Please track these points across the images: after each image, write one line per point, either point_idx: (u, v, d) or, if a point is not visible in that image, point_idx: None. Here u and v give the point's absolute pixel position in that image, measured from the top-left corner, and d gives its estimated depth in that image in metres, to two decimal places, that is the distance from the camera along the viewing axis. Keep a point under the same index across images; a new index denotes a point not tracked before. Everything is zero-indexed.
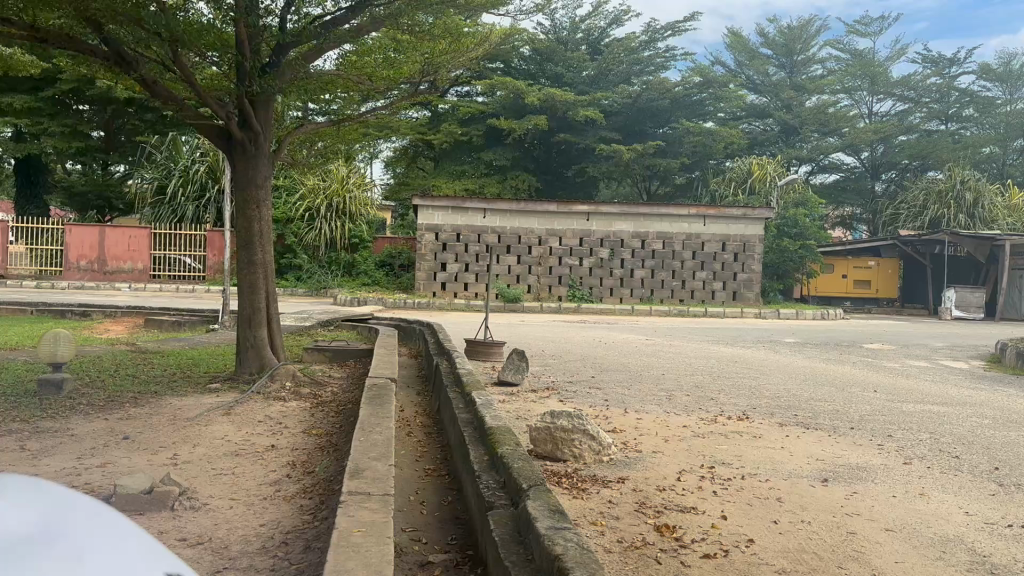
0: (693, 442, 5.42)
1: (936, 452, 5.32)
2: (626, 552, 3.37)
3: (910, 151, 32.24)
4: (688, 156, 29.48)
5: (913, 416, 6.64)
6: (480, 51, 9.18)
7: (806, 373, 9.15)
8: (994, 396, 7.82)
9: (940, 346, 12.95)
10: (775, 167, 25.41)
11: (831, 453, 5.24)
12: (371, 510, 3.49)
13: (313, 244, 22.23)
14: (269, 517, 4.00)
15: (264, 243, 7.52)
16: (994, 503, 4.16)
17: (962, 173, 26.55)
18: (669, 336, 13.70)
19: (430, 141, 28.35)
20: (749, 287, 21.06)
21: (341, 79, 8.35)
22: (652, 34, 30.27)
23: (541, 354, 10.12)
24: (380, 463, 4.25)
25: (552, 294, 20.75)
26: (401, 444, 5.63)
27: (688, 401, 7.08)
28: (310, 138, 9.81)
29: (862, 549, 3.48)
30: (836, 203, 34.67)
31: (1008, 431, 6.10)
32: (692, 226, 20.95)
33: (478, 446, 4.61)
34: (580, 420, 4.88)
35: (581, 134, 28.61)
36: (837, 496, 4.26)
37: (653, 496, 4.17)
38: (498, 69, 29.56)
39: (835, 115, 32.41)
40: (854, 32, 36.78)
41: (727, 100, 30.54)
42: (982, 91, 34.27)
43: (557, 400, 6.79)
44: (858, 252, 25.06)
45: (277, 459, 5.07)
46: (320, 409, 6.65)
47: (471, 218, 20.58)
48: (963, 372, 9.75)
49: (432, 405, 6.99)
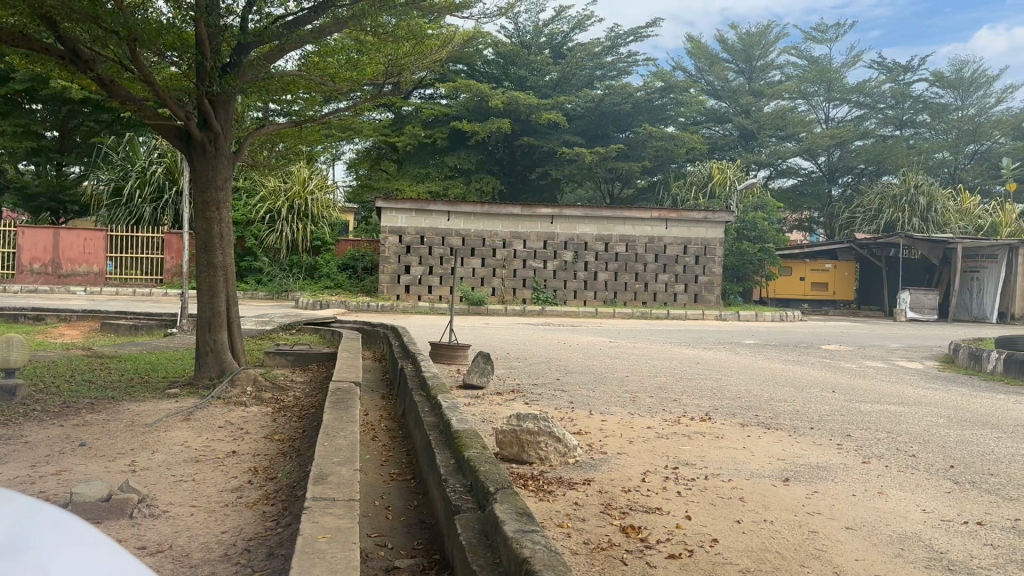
0: (658, 443, 5.46)
1: (893, 451, 5.43)
2: (592, 553, 3.39)
3: (867, 155, 32.88)
4: (650, 161, 29.68)
5: (870, 416, 6.77)
6: (444, 54, 9.13)
7: (767, 375, 9.29)
8: (947, 396, 8.00)
9: (895, 347, 13.23)
10: (734, 172, 25.79)
11: (791, 453, 5.31)
12: (335, 516, 3.46)
13: (274, 247, 22.01)
14: (230, 524, 3.94)
15: (224, 246, 7.43)
16: (949, 500, 4.26)
17: (916, 178, 27.18)
18: (632, 337, 13.80)
19: (393, 143, 28.23)
20: (710, 289, 21.31)
21: (303, 79, 8.27)
22: (615, 40, 30.53)
23: (506, 356, 10.14)
24: (345, 467, 4.21)
25: (517, 297, 20.80)
26: (366, 449, 5.58)
27: (652, 402, 7.14)
28: (271, 140, 9.72)
29: (824, 547, 3.53)
30: (794, 207, 35.22)
31: (963, 430, 6.24)
32: (653, 229, 21.14)
33: (444, 450, 4.60)
34: (547, 421, 4.89)
35: (544, 137, 28.62)
36: (798, 495, 4.32)
37: (618, 496, 4.20)
38: (461, 71, 29.50)
39: (793, 121, 32.93)
40: (811, 39, 37.38)
41: (686, 104, 30.97)
42: (935, 97, 35.09)
43: (522, 402, 6.81)
44: (815, 255, 25.52)
45: (238, 465, 5.00)
46: (281, 414, 6.57)
47: (435, 220, 20.51)
48: (917, 372, 9.98)
49: (396, 409, 6.95)
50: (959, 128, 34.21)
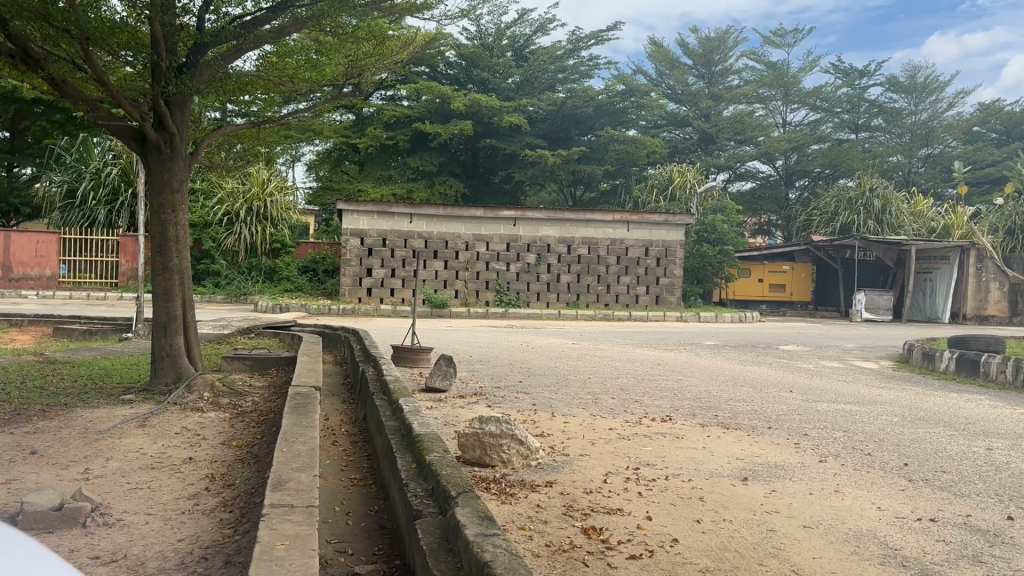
0: (619, 444, 5.48)
1: (850, 450, 5.52)
2: (553, 555, 3.39)
3: (824, 159, 33.44)
4: (612, 164, 29.87)
5: (826, 415, 6.89)
6: (406, 55, 9.08)
7: (726, 375, 9.39)
8: (902, 395, 8.17)
9: (852, 347, 13.47)
10: (694, 174, 26.08)
11: (749, 452, 5.37)
12: (294, 523, 3.41)
13: (232, 250, 21.72)
14: (187, 532, 3.87)
15: (180, 249, 7.29)
16: (903, 498, 4.34)
17: (871, 181, 27.74)
18: (594, 339, 13.88)
19: (355, 145, 28.07)
20: (672, 291, 21.51)
21: (262, 80, 8.16)
22: (576, 43, 30.73)
23: (468, 359, 10.13)
24: (304, 473, 4.16)
25: (480, 299, 20.78)
26: (325, 454, 5.52)
27: (614, 403, 7.18)
28: (230, 140, 9.58)
29: (782, 545, 3.58)
30: (752, 210, 35.68)
31: (917, 428, 6.37)
32: (615, 231, 21.26)
33: (405, 454, 4.57)
34: (509, 425, 4.87)
35: (507, 139, 28.62)
36: (757, 494, 4.37)
37: (579, 498, 4.21)
38: (423, 73, 29.36)
39: (751, 124, 33.44)
40: (770, 43, 37.93)
41: (647, 108, 31.22)
42: (889, 102, 35.87)
43: (485, 405, 6.79)
44: (772, 257, 25.92)
45: (195, 472, 4.91)
46: (240, 420, 6.47)
47: (398, 223, 20.37)
48: (872, 372, 10.16)
49: (357, 412, 6.90)
50: (912, 133, 35.02)
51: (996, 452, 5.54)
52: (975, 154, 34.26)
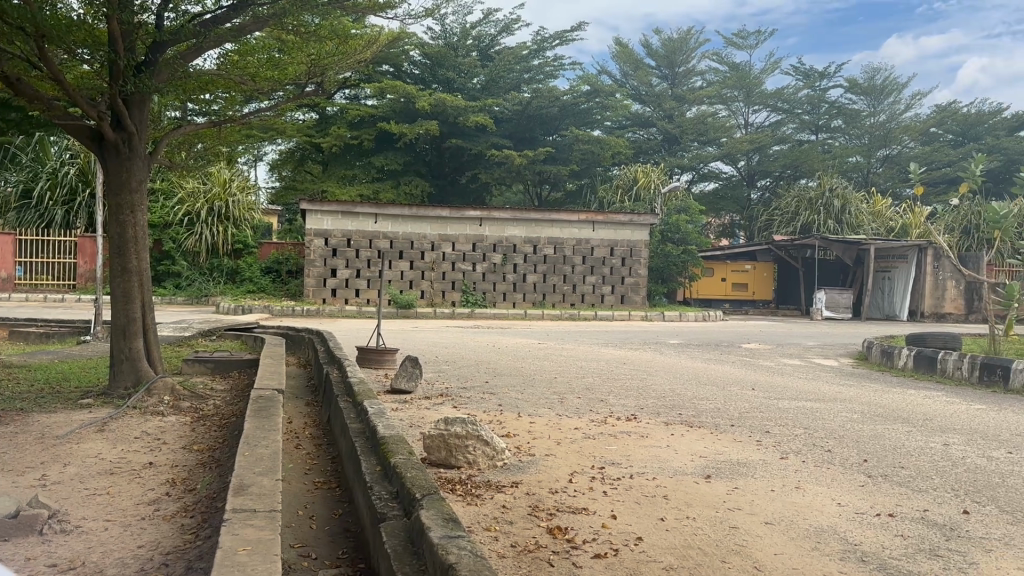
0: (584, 444, 5.50)
1: (810, 447, 5.60)
2: (519, 556, 3.39)
3: (785, 160, 33.89)
4: (577, 164, 30.00)
5: (788, 412, 6.99)
6: (370, 54, 9.00)
7: (690, 374, 9.47)
8: (861, 392, 8.30)
9: (813, 345, 13.66)
10: (658, 175, 26.27)
11: (713, 450, 5.43)
12: (257, 528, 3.37)
13: (193, 251, 21.43)
14: (147, 538, 3.80)
15: (139, 251, 7.17)
16: (862, 494, 4.41)
17: (831, 181, 28.21)
18: (559, 339, 13.91)
19: (317, 145, 27.81)
20: (637, 290, 21.69)
21: (222, 78, 8.03)
22: (541, 43, 30.82)
23: (434, 360, 10.10)
24: (267, 477, 4.11)
25: (446, 299, 20.74)
26: (289, 457, 5.46)
27: (579, 403, 7.20)
28: (189, 139, 9.44)
29: (744, 542, 3.62)
30: (715, 210, 36.04)
31: (876, 424, 6.48)
32: (580, 231, 21.35)
33: (370, 456, 4.54)
34: (475, 425, 4.86)
35: (472, 139, 28.55)
36: (719, 491, 4.42)
37: (545, 498, 4.21)
38: (388, 72, 29.25)
39: (714, 125, 33.77)
40: (732, 45, 38.36)
41: (612, 108, 31.43)
42: (849, 104, 36.55)
43: (451, 406, 6.77)
44: (735, 256, 26.22)
45: (156, 477, 4.84)
46: (201, 423, 6.37)
47: (362, 223, 20.23)
48: (833, 370, 10.33)
49: (322, 415, 6.84)
50: (871, 134, 35.67)
51: (953, 448, 5.65)
52: (931, 155, 34.97)
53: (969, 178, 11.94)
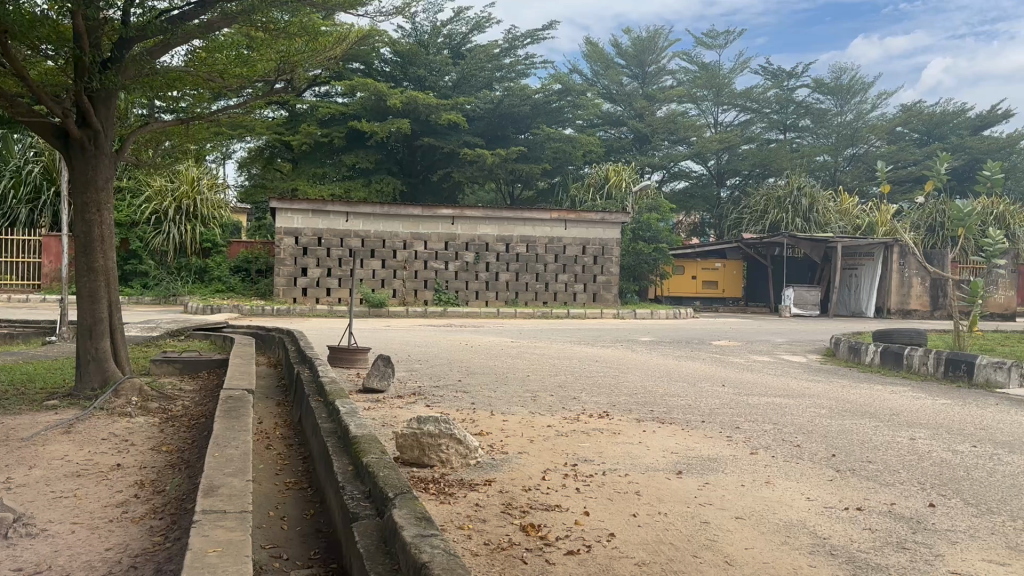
0: (557, 441, 5.52)
1: (780, 442, 5.67)
2: (492, 554, 3.39)
3: (753, 159, 34.23)
4: (548, 162, 30.08)
5: (757, 408, 7.06)
6: (339, 51, 8.94)
7: (662, 371, 9.54)
8: (830, 388, 8.41)
9: (781, 342, 13.82)
10: (630, 174, 26.42)
11: (684, 446, 5.47)
12: (227, 529, 3.34)
13: (161, 249, 21.17)
14: (115, 541, 3.75)
15: (105, 250, 7.07)
16: (832, 488, 4.47)
17: (799, 180, 28.55)
18: (531, 337, 13.93)
19: (288, 142, 27.55)
20: (609, 288, 21.81)
21: (191, 75, 7.92)
22: (513, 42, 30.88)
23: (406, 359, 10.07)
24: (237, 478, 4.07)
25: (418, 298, 20.66)
26: (260, 458, 5.41)
27: (552, 401, 7.23)
28: (157, 137, 9.31)
29: (715, 537, 3.65)
30: (685, 209, 36.27)
31: (843, 419, 6.57)
32: (552, 229, 21.42)
33: (342, 456, 4.51)
34: (448, 424, 4.86)
35: (444, 138, 28.49)
36: (690, 487, 4.46)
37: (518, 495, 4.22)
38: (358, 70, 29.05)
39: (684, 125, 34.00)
40: (702, 44, 38.67)
41: (584, 108, 31.59)
42: (816, 103, 37.07)
43: (424, 405, 6.75)
44: (705, 255, 26.43)
45: (124, 478, 4.77)
46: (170, 424, 6.29)
47: (333, 221, 20.10)
48: (801, 366, 10.46)
49: (293, 415, 6.78)
50: (838, 133, 36.16)
51: (918, 442, 5.75)
52: (897, 154, 35.50)
53: (933, 176, 12.11)
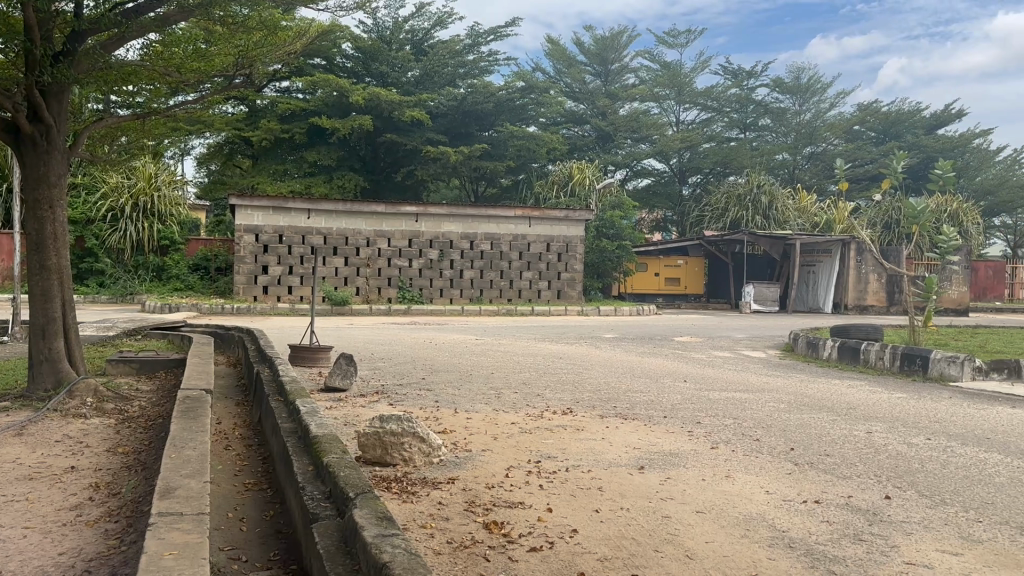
0: (520, 438, 5.52)
1: (740, 437, 5.73)
2: (455, 553, 3.38)
3: (714, 157, 34.60)
4: (512, 160, 30.19)
5: (719, 403, 7.15)
6: (299, 46, 8.85)
7: (624, 367, 9.59)
8: (789, 382, 8.55)
9: (742, 337, 13.98)
10: (593, 171, 26.52)
11: (646, 441, 5.51)
12: (184, 531, 3.28)
13: (117, 247, 20.82)
14: (69, 544, 3.67)
15: (59, 248, 6.91)
16: (790, 482, 4.53)
17: (759, 178, 28.92)
18: (495, 335, 13.91)
19: (247, 138, 27.17)
20: (573, 286, 21.93)
21: (146, 70, 7.76)
22: (476, 38, 30.89)
23: (370, 358, 9.99)
24: (194, 480, 4.00)
25: (382, 296, 20.53)
26: (218, 459, 5.32)
27: (516, 398, 7.23)
28: (112, 132, 9.09)
29: (675, 532, 3.68)
30: (648, 207, 36.50)
31: (802, 414, 6.67)
32: (517, 227, 21.45)
33: (302, 456, 4.46)
34: (410, 423, 4.84)
35: (407, 135, 28.34)
36: (652, 482, 4.48)
37: (481, 494, 4.21)
38: (319, 66, 28.78)
39: (646, 123, 34.20)
40: (663, 43, 38.97)
41: (547, 105, 31.63)
42: (776, 102, 37.64)
43: (387, 404, 6.70)
44: (667, 252, 26.66)
45: (78, 481, 4.66)
46: (126, 425, 6.18)
47: (294, 219, 19.87)
48: (760, 361, 10.61)
49: (252, 415, 6.69)
50: (797, 132, 36.77)
51: (875, 435, 5.86)
52: (854, 153, 36.13)
53: (890, 174, 12.30)
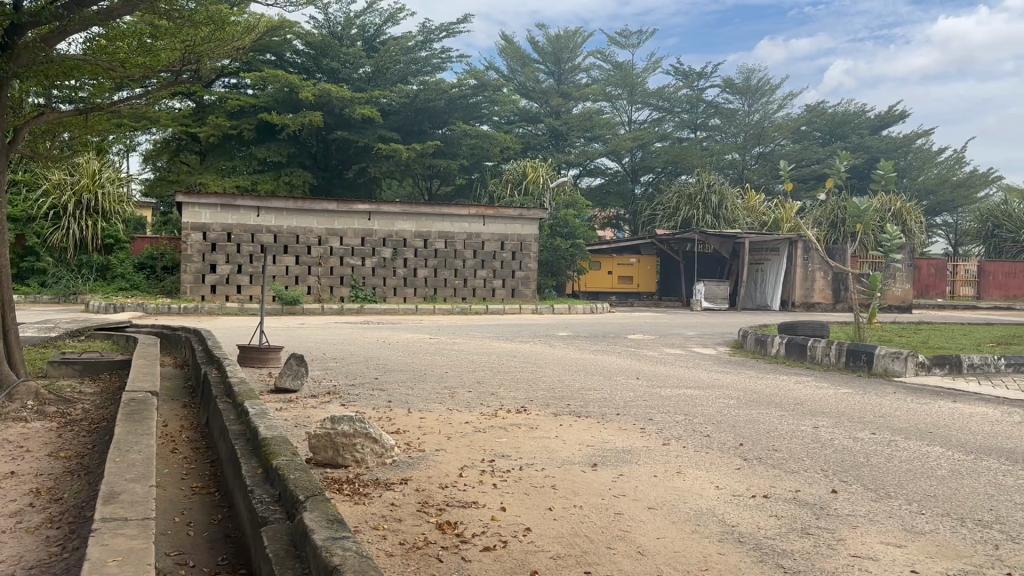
0: (474, 437, 5.51)
1: (690, 433, 5.80)
2: (407, 553, 3.37)
3: (665, 157, 35.02)
4: (465, 158, 30.20)
5: (670, 399, 7.24)
6: (247, 41, 8.68)
7: (578, 365, 9.64)
8: (739, 378, 8.69)
9: (693, 334, 14.18)
10: (547, 170, 26.62)
11: (600, 438, 5.55)
12: (128, 537, 3.21)
13: (59, 246, 20.30)
14: (8, 553, 3.56)
15: None
16: (739, 477, 4.60)
17: (709, 178, 29.34)
18: (450, 333, 13.84)
19: (194, 134, 26.63)
20: (526, 284, 22.01)
21: (89, 64, 7.49)
22: (428, 35, 30.84)
23: (321, 357, 9.88)
24: (139, 483, 3.91)
25: (334, 295, 20.32)
26: (165, 463, 5.22)
27: (469, 397, 7.21)
28: (54, 128, 8.82)
29: (627, 528, 3.71)
30: (601, 205, 36.74)
31: (750, 409, 6.80)
32: (471, 225, 21.43)
33: (251, 459, 4.39)
34: (363, 423, 4.79)
35: (358, 132, 28.15)
36: (605, 479, 4.51)
37: (435, 494, 4.19)
38: (269, 62, 28.30)
39: (599, 122, 34.47)
40: (615, 43, 39.33)
41: (500, 103, 31.68)
42: (725, 103, 38.28)
43: (338, 404, 6.65)
44: (620, 250, 26.88)
45: (17, 487, 4.53)
46: (69, 429, 6.01)
47: (243, 217, 19.54)
48: (712, 358, 10.78)
49: (200, 418, 6.57)
50: (745, 132, 37.45)
51: (821, 430, 5.99)
52: (801, 154, 36.93)
53: (833, 175, 12.55)
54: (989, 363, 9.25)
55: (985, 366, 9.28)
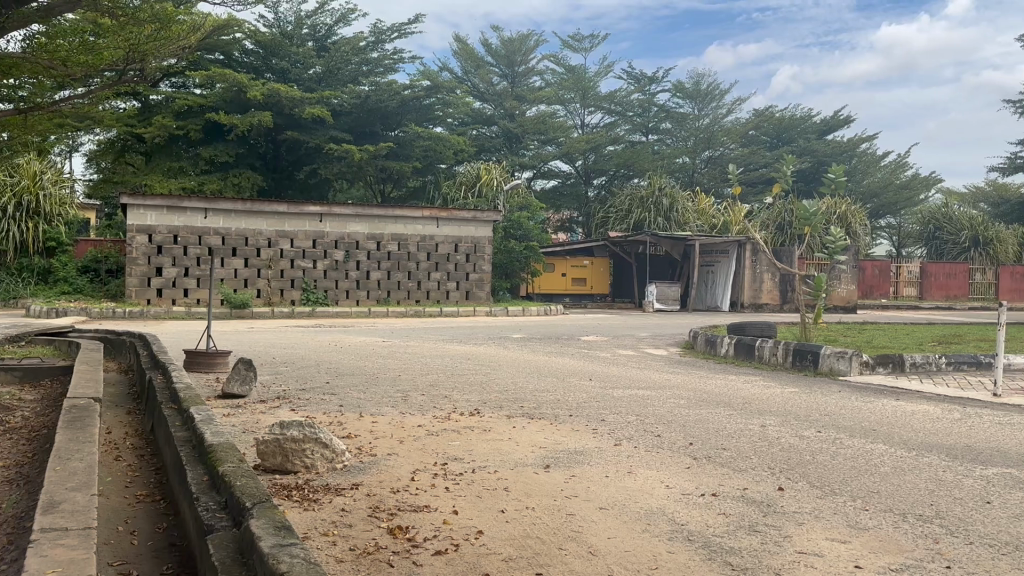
0: (426, 441, 5.49)
1: (642, 433, 5.86)
2: (358, 559, 3.34)
3: (617, 160, 35.29)
4: (418, 160, 30.03)
5: (622, 400, 7.30)
6: (193, 40, 8.53)
7: (531, 367, 9.66)
8: (689, 379, 8.80)
9: (645, 336, 14.34)
10: (500, 173, 26.67)
11: (552, 440, 5.57)
12: (68, 548, 3.12)
13: None
14: None
15: None
16: (688, 475, 4.67)
17: (661, 181, 29.66)
18: (402, 336, 13.74)
19: (140, 135, 26.07)
20: (480, 286, 21.98)
21: (27, 63, 7.27)
22: (379, 35, 30.65)
23: (272, 362, 9.73)
24: (80, 493, 3.82)
25: (285, 298, 20.06)
26: (108, 471, 5.09)
27: (422, 400, 7.19)
28: None
29: (579, 529, 3.73)
30: (554, 207, 36.90)
31: (700, 409, 6.89)
32: (425, 227, 21.36)
33: (197, 467, 4.31)
34: (313, 429, 4.73)
35: (308, 132, 27.90)
36: (557, 481, 4.54)
37: (386, 498, 4.17)
38: (217, 61, 27.86)
39: (553, 125, 34.61)
40: (568, 47, 39.56)
41: (454, 106, 31.68)
42: (677, 107, 38.87)
43: (288, 409, 6.57)
44: (573, 253, 27.05)
45: None
46: (6, 437, 5.83)
47: (191, 219, 19.18)
48: (663, 358, 10.91)
49: (144, 425, 6.42)
50: (696, 136, 37.99)
51: (768, 429, 6.09)
52: (749, 158, 37.64)
53: (781, 178, 12.79)
54: (931, 362, 9.48)
55: (927, 365, 9.51)
